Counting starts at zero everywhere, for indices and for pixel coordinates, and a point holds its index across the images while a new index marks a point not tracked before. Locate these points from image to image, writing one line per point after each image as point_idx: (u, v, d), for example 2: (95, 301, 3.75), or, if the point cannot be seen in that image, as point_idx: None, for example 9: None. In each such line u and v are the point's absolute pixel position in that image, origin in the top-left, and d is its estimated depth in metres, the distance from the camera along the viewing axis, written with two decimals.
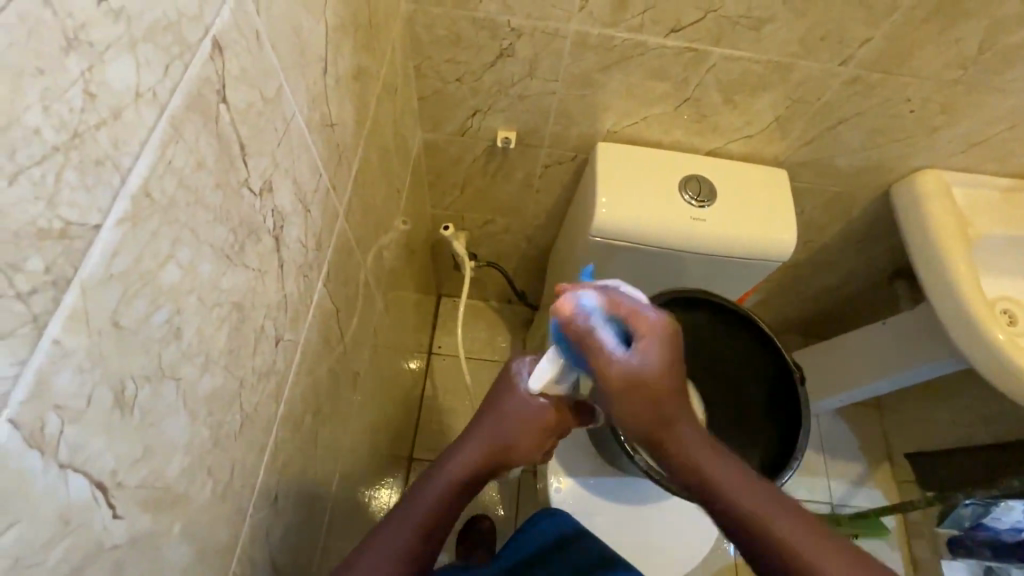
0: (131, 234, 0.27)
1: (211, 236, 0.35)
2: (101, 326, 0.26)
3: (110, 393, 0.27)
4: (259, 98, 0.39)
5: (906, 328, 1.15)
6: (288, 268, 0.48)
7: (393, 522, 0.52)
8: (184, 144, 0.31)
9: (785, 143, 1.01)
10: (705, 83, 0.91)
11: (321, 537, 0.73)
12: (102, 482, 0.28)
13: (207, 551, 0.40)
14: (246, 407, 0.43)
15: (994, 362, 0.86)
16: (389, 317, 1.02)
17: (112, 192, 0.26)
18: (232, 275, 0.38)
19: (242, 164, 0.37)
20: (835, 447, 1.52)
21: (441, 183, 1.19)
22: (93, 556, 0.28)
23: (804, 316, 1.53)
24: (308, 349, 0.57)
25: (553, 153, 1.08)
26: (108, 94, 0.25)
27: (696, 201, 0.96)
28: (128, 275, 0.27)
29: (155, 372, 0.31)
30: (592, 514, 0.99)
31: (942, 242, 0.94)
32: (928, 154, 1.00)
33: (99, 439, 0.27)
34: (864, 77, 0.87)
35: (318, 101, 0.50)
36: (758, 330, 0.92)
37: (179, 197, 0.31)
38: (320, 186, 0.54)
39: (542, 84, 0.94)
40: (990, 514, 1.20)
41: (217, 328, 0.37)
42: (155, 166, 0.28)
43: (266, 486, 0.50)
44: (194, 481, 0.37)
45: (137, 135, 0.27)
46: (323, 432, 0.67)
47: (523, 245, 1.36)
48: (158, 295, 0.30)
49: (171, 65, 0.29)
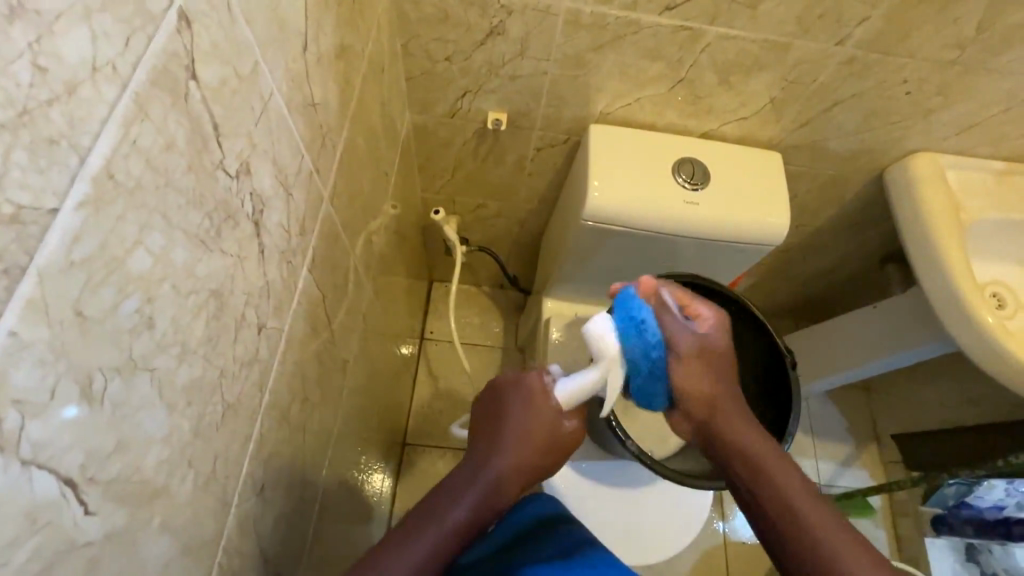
0: (93, 218, 0.26)
1: (183, 221, 0.33)
2: (63, 317, 0.25)
3: (77, 387, 0.26)
4: (233, 76, 0.37)
5: (896, 311, 1.15)
6: (270, 255, 0.47)
7: (421, 535, 0.50)
8: (151, 124, 0.29)
9: (780, 125, 0.99)
10: (700, 63, 0.89)
11: (313, 523, 0.73)
12: (72, 479, 0.27)
13: (192, 544, 0.40)
14: (228, 397, 0.42)
15: (984, 346, 0.86)
16: (379, 303, 1.01)
17: (69, 175, 0.24)
18: (209, 262, 0.37)
19: (216, 145, 0.36)
20: (824, 429, 1.55)
21: (431, 166, 1.17)
22: (66, 555, 0.27)
23: (795, 300, 1.54)
24: (294, 336, 0.56)
25: (545, 135, 1.06)
26: (59, 67, 0.23)
27: (689, 183, 0.95)
28: (92, 263, 0.26)
29: (126, 363, 0.30)
30: (585, 498, 1.00)
31: (935, 226, 0.93)
32: (922, 136, 0.99)
33: (66, 436, 0.26)
34: (860, 58, 0.86)
35: (299, 80, 0.48)
36: (753, 315, 0.92)
37: (147, 178, 0.29)
38: (304, 169, 0.52)
39: (534, 64, 0.92)
40: (972, 493, 1.20)
41: (194, 317, 0.36)
42: (118, 146, 0.27)
43: (252, 476, 0.49)
44: (174, 474, 0.36)
45: (96, 114, 0.25)
46: (312, 420, 0.66)
47: (515, 229, 1.34)
48: (127, 283, 0.29)
49: (132, 37, 0.27)
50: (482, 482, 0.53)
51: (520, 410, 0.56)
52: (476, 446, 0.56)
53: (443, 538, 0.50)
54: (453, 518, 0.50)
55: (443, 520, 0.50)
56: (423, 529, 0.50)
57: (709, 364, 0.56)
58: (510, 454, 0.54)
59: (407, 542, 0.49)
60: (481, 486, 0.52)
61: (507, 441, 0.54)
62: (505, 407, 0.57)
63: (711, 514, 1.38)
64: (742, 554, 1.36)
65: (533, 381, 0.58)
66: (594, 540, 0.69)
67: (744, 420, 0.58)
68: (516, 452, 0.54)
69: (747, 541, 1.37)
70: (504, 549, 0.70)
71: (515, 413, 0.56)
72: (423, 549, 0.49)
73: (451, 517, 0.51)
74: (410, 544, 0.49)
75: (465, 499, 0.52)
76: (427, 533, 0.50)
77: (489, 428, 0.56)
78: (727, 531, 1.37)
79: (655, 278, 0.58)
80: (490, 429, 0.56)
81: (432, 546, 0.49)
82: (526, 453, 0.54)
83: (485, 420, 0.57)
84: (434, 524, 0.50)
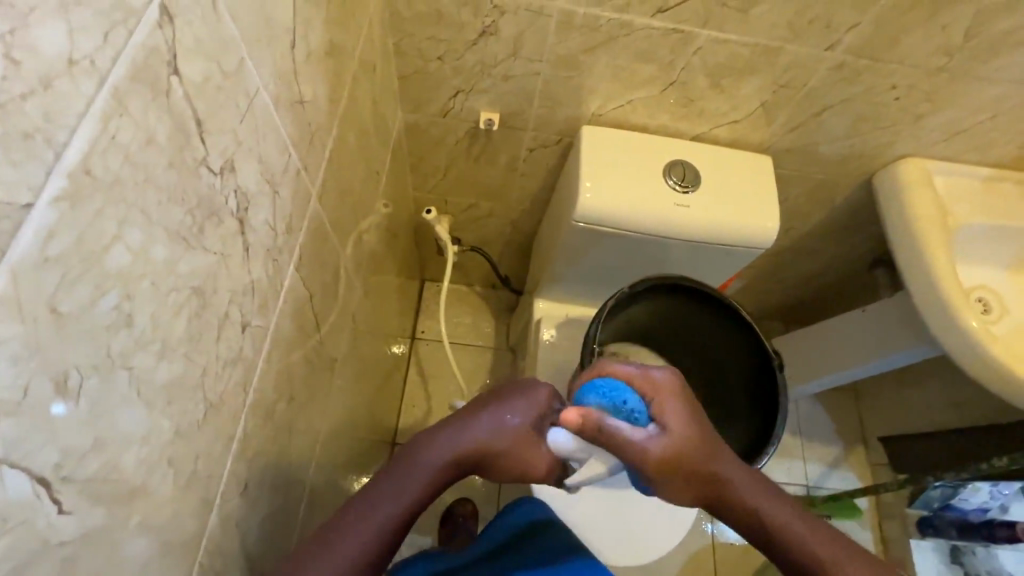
0: (69, 214, 0.25)
1: (164, 218, 0.33)
2: (37, 314, 0.25)
3: (52, 384, 0.26)
4: (217, 73, 0.37)
5: (884, 315, 1.17)
6: (255, 252, 0.47)
7: (385, 496, 0.48)
8: (130, 119, 0.29)
9: (771, 129, 1.00)
10: (692, 66, 0.90)
11: (300, 524, 0.72)
12: (45, 478, 0.26)
13: (171, 544, 0.39)
14: (211, 396, 0.42)
15: (970, 350, 0.86)
16: (369, 302, 1.00)
17: (44, 169, 0.24)
18: (192, 259, 0.36)
19: (199, 142, 0.35)
20: (812, 431, 1.56)
21: (423, 165, 1.16)
22: (37, 555, 0.27)
23: (785, 303, 1.55)
24: (280, 334, 0.55)
25: (537, 136, 1.06)
26: (35, 61, 0.23)
27: (680, 186, 0.95)
28: (68, 259, 0.26)
29: (104, 361, 0.29)
30: (573, 500, 1.00)
31: (922, 231, 0.94)
32: (910, 142, 1.00)
33: (40, 434, 0.26)
34: (851, 63, 0.86)
35: (287, 77, 0.48)
36: (741, 318, 0.93)
37: (126, 174, 0.29)
38: (291, 165, 0.52)
39: (526, 64, 0.92)
40: (957, 496, 1.24)
41: (175, 315, 0.35)
42: (96, 141, 0.26)
43: (236, 476, 0.49)
44: (153, 473, 0.36)
45: (73, 108, 0.25)
46: (298, 419, 0.66)
47: (507, 229, 1.34)
48: (104, 280, 0.28)
49: (111, 31, 0.27)
50: (437, 466, 0.49)
51: (510, 410, 0.52)
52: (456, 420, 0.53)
53: (402, 504, 0.48)
54: (419, 484, 0.49)
55: (410, 482, 0.49)
56: (389, 491, 0.48)
57: (678, 455, 0.46)
58: (490, 435, 0.51)
59: (369, 502, 0.48)
60: (455, 462, 0.50)
61: (490, 422, 0.52)
62: (501, 393, 0.54)
63: (699, 516, 1.39)
64: (730, 555, 1.37)
65: (541, 394, 0.54)
66: (583, 548, 0.69)
67: (734, 474, 0.49)
68: (499, 436, 0.51)
69: (736, 543, 1.38)
70: (491, 556, 0.70)
71: (501, 408, 0.52)
72: (372, 525, 0.47)
73: (396, 499, 0.48)
74: (369, 509, 0.48)
75: (434, 467, 0.49)
76: (389, 499, 0.48)
77: (475, 409, 0.53)
78: (716, 533, 1.38)
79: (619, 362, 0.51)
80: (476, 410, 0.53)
81: (390, 510, 0.48)
82: (492, 447, 0.51)
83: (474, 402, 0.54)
84: (400, 487, 0.49)
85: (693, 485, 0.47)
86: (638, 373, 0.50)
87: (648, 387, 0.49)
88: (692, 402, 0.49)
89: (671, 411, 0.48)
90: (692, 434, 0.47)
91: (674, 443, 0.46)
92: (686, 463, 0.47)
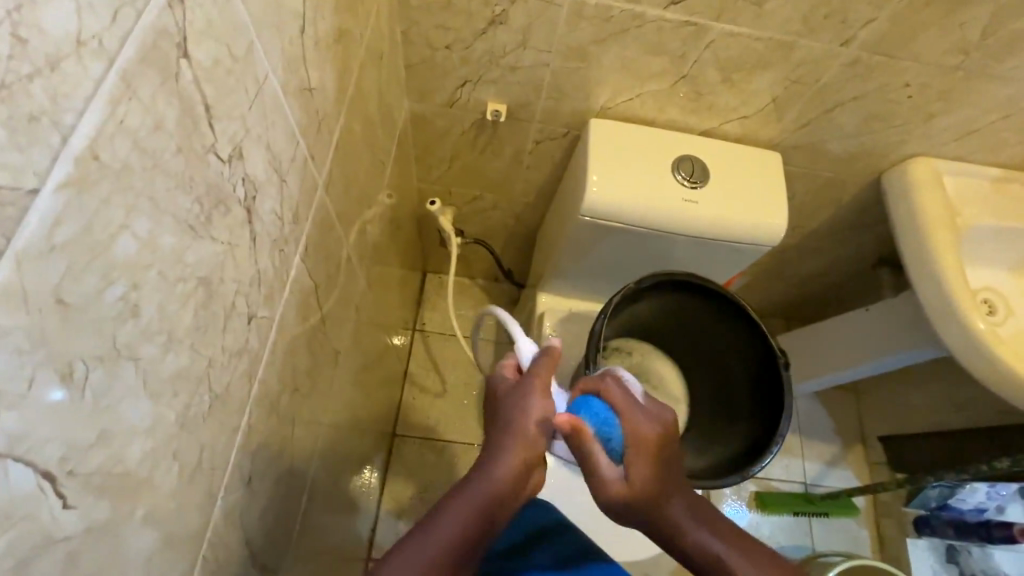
0: (76, 200, 0.24)
1: (172, 206, 0.32)
2: (42, 304, 0.24)
3: (57, 375, 0.25)
4: (227, 56, 0.36)
5: (889, 315, 1.16)
6: (262, 242, 0.46)
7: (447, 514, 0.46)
8: (139, 104, 0.28)
9: (781, 125, 0.99)
10: (703, 59, 0.88)
11: (301, 515, 0.72)
12: (50, 471, 0.26)
13: (175, 537, 0.39)
14: (216, 388, 0.41)
15: (976, 352, 0.86)
16: (372, 293, 0.99)
17: (51, 154, 0.23)
18: (199, 248, 0.36)
19: (208, 128, 0.34)
20: (811, 429, 1.57)
21: (428, 156, 1.15)
22: (40, 551, 0.26)
23: (787, 300, 1.55)
24: (285, 325, 0.54)
25: (544, 128, 1.04)
26: (41, 39, 0.22)
27: (688, 181, 0.94)
28: (74, 247, 0.25)
29: (110, 353, 0.28)
30: (572, 493, 1.02)
31: (931, 231, 0.94)
32: (922, 141, 0.99)
33: (45, 426, 0.25)
34: (865, 59, 0.85)
35: (296, 63, 0.47)
36: (747, 316, 0.92)
37: (134, 161, 0.28)
38: (298, 154, 0.51)
39: (535, 54, 0.91)
40: (955, 497, 1.26)
41: (182, 306, 0.35)
42: (103, 126, 0.25)
43: (240, 467, 0.49)
44: (158, 466, 0.35)
45: (81, 91, 0.24)
46: (302, 411, 0.65)
47: (511, 222, 1.33)
48: (111, 270, 0.27)
49: (120, 10, 0.26)
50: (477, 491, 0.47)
51: (524, 403, 0.52)
52: (502, 427, 0.51)
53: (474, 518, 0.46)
54: (487, 497, 0.47)
55: (481, 500, 0.46)
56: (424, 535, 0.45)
57: (630, 499, 0.49)
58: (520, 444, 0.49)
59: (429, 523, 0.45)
60: (523, 469, 0.49)
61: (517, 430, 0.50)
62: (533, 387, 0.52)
63: None
64: None
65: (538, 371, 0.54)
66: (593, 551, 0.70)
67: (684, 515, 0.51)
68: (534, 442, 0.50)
69: None
70: (512, 554, 0.67)
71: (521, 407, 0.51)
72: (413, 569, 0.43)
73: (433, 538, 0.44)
74: (422, 527, 0.45)
75: (473, 496, 0.47)
76: (454, 513, 0.46)
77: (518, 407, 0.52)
78: None
79: (618, 388, 0.53)
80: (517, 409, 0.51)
81: (458, 527, 0.45)
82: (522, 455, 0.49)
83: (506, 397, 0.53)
84: (464, 501, 0.46)
85: (642, 522, 0.51)
86: (628, 411, 0.51)
87: (628, 430, 0.50)
88: (666, 458, 0.50)
89: (639, 462, 0.49)
90: (653, 483, 0.50)
91: (631, 489, 0.49)
92: (634, 506, 0.49)
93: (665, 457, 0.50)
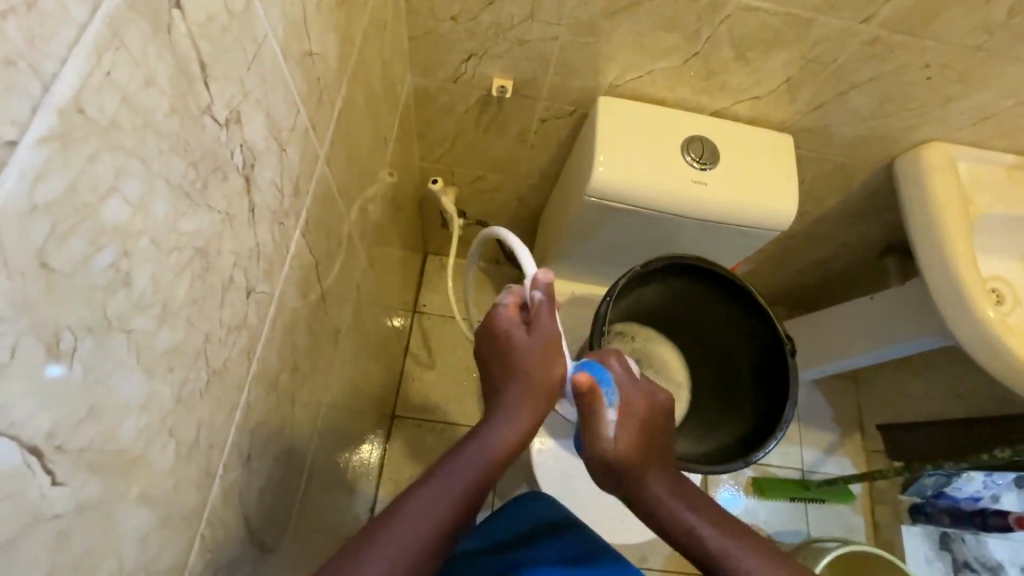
0: (60, 156, 0.23)
1: (166, 170, 0.30)
2: (25, 267, 0.22)
3: (43, 345, 0.24)
4: (223, 12, 0.33)
5: (893, 302, 1.14)
6: (261, 214, 0.44)
7: (452, 475, 0.46)
8: (128, 55, 0.26)
9: (794, 107, 0.96)
10: (718, 36, 0.85)
11: (300, 494, 0.71)
12: (36, 447, 0.24)
13: (172, 515, 0.38)
14: (214, 363, 0.40)
15: (983, 341, 0.85)
16: (373, 273, 0.98)
17: (31, 104, 0.21)
18: (195, 217, 0.34)
19: (203, 88, 0.32)
20: (810, 415, 1.57)
21: (431, 133, 1.12)
22: (27, 530, 0.24)
23: (791, 287, 1.53)
24: (285, 301, 0.53)
25: (551, 106, 1.02)
26: None
27: (698, 163, 0.92)
28: (60, 207, 0.23)
29: (100, 323, 0.27)
30: (572, 477, 1.01)
31: (944, 218, 0.92)
32: (938, 125, 0.96)
33: (31, 399, 0.23)
34: (884, 38, 0.82)
35: (296, 25, 0.45)
36: (751, 299, 0.90)
37: (123, 117, 0.26)
38: (299, 123, 0.49)
39: (544, 28, 0.88)
40: (951, 484, 1.28)
41: (177, 277, 0.33)
42: (89, 77, 0.23)
43: (238, 445, 0.47)
44: (153, 442, 0.34)
45: (63, 35, 0.22)
46: (301, 389, 0.64)
47: (514, 204, 1.31)
48: (100, 234, 0.26)
49: None
50: (485, 447, 0.48)
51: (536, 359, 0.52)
52: (517, 376, 0.52)
53: (480, 482, 0.47)
54: (496, 453, 0.48)
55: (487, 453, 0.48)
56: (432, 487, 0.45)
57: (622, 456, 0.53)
58: (529, 399, 0.52)
59: (434, 486, 0.45)
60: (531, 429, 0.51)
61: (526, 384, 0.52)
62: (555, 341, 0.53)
63: None
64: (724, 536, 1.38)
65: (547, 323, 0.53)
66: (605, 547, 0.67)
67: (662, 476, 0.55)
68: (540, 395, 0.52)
69: None
70: (495, 548, 0.66)
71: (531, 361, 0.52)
72: (419, 520, 0.43)
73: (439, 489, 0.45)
74: (435, 481, 0.45)
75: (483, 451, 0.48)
76: (463, 472, 0.46)
77: (541, 366, 0.52)
78: None
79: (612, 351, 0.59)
80: (541, 365, 0.52)
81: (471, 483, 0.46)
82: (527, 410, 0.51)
83: (529, 349, 0.52)
84: (474, 457, 0.47)
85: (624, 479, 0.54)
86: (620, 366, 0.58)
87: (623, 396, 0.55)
88: (654, 425, 0.55)
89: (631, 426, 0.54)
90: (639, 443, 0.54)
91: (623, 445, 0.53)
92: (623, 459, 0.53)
93: (653, 422, 0.55)
